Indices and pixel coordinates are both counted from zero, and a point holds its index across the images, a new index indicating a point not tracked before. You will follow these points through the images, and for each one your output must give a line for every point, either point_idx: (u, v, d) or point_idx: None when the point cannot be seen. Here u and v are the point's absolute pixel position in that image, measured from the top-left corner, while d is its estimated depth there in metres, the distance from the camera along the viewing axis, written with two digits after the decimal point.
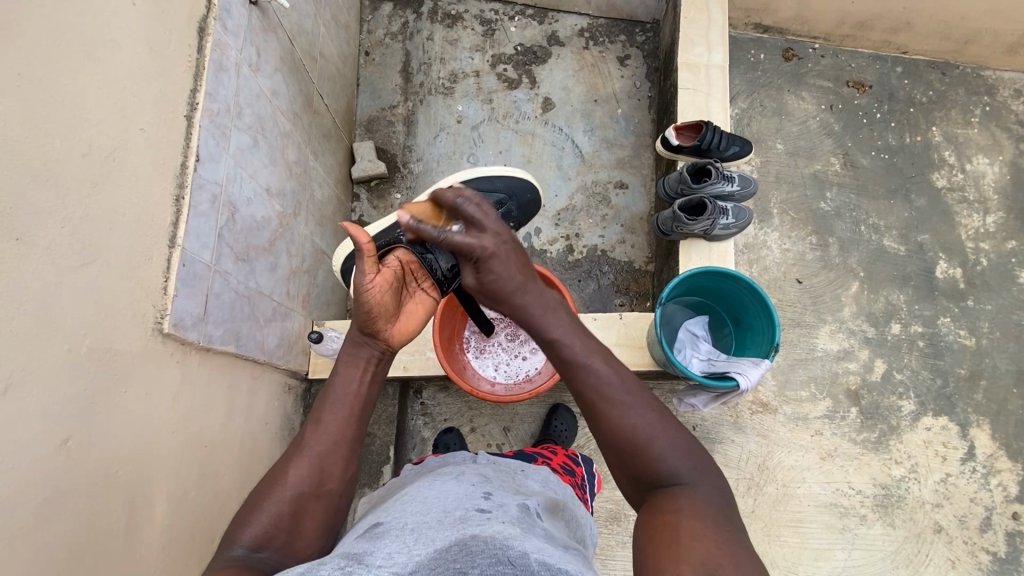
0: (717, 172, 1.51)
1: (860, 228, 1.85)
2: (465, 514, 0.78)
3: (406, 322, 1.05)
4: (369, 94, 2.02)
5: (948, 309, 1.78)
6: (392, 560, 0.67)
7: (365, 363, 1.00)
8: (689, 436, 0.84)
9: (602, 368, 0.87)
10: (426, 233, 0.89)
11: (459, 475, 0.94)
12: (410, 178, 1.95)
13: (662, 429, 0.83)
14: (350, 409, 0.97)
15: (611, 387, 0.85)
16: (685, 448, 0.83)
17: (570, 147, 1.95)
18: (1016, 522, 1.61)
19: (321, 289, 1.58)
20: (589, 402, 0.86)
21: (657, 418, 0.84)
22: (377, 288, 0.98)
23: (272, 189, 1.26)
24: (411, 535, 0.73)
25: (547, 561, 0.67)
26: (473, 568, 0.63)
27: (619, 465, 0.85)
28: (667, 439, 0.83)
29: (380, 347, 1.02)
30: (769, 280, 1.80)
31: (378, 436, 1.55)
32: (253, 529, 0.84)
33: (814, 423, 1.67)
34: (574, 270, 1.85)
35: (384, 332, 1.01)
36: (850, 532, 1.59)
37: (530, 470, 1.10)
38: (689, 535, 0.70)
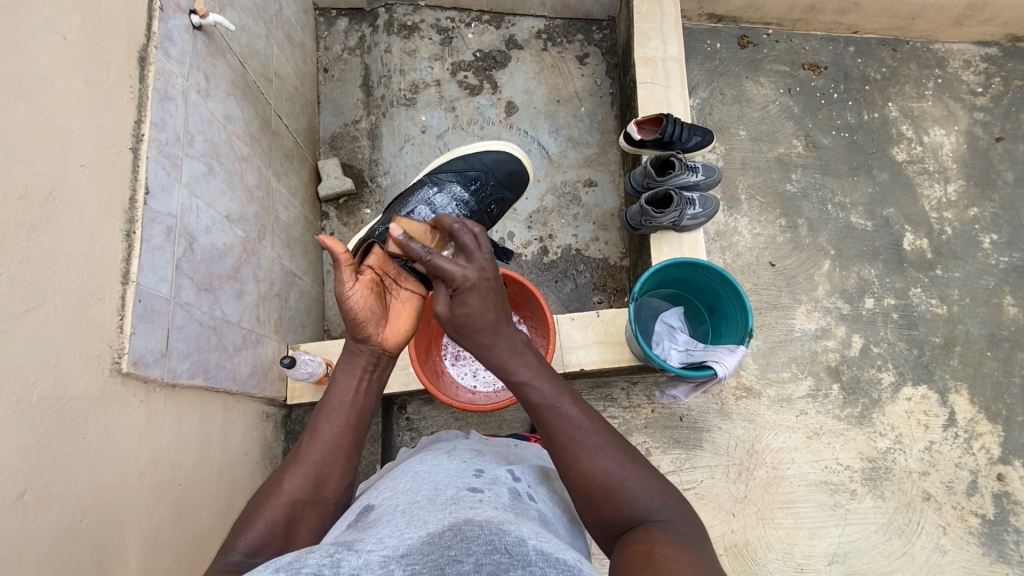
0: (681, 163, 1.51)
1: (827, 207, 1.88)
2: (456, 494, 0.78)
3: (395, 326, 1.04)
4: (331, 111, 2.01)
5: (918, 279, 1.81)
6: (383, 544, 0.66)
7: (363, 369, 1.00)
8: (655, 472, 0.86)
9: (572, 412, 0.88)
10: (414, 251, 0.88)
11: (450, 451, 0.97)
12: (379, 192, 1.93)
13: (631, 469, 0.85)
14: (346, 416, 0.98)
15: (579, 431, 0.87)
16: (653, 482, 0.85)
17: (537, 149, 1.95)
18: (1001, 483, 1.63)
19: (294, 311, 1.56)
20: (560, 446, 0.87)
21: (623, 459, 0.86)
22: (360, 295, 0.99)
23: (232, 215, 1.24)
24: (402, 518, 0.73)
25: (546, 548, 0.64)
26: (468, 555, 0.61)
27: (590, 509, 0.85)
28: (636, 480, 0.84)
29: (377, 353, 1.02)
30: (743, 266, 1.81)
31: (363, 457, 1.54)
32: (251, 536, 0.85)
33: (798, 403, 1.68)
34: (550, 271, 1.85)
35: (375, 337, 1.01)
36: (842, 508, 1.60)
37: (524, 445, 1.16)
38: (665, 560, 0.70)
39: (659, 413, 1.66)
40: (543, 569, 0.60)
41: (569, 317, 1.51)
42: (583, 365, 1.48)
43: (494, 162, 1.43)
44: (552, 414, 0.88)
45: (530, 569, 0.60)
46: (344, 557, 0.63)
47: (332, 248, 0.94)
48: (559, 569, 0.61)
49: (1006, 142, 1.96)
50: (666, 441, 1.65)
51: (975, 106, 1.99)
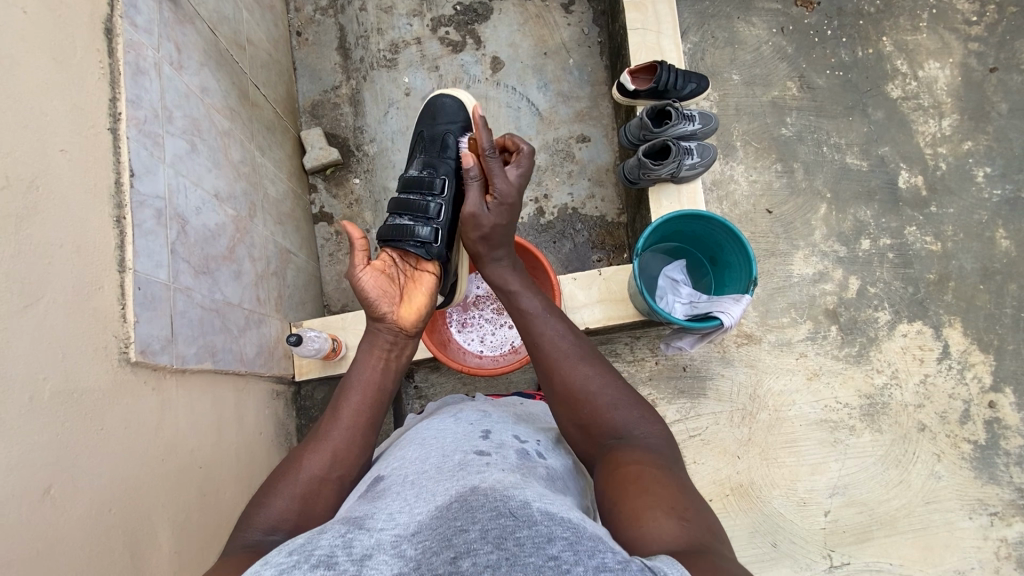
0: (677, 112, 1.46)
1: (823, 148, 1.86)
2: (464, 459, 0.79)
3: (410, 304, 1.13)
4: (309, 77, 1.92)
5: (912, 218, 1.82)
6: (394, 522, 0.66)
7: (380, 350, 1.08)
8: (634, 395, 0.95)
9: (557, 329, 1.05)
10: (483, 142, 1.10)
11: (456, 414, 0.98)
12: (367, 160, 1.87)
13: (612, 387, 0.96)
14: (363, 396, 1.02)
15: (564, 352, 1.01)
16: (630, 403, 0.94)
17: (527, 106, 1.89)
18: (992, 410, 1.69)
19: (293, 288, 1.53)
20: (549, 364, 1.01)
21: (608, 379, 0.97)
22: (370, 277, 1.11)
23: (221, 193, 1.20)
24: (412, 491, 0.74)
25: (550, 510, 0.63)
26: (473, 523, 0.60)
27: (575, 420, 0.94)
28: (613, 394, 0.95)
29: (393, 330, 1.10)
30: (740, 214, 1.81)
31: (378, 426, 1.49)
32: (269, 511, 0.85)
33: (798, 346, 1.72)
34: (548, 233, 1.82)
35: (390, 313, 1.10)
36: (841, 444, 1.66)
37: (528, 403, 1.17)
38: (650, 481, 0.76)
39: (663, 365, 1.70)
40: (548, 528, 0.59)
41: (572, 277, 1.51)
42: (587, 325, 1.49)
43: (437, 142, 1.30)
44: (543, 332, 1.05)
45: (535, 529, 0.59)
46: (356, 536, 0.63)
47: (350, 235, 1.10)
48: (562, 526, 0.60)
49: (1000, 72, 1.93)
50: (671, 392, 1.69)
51: (970, 36, 1.95)
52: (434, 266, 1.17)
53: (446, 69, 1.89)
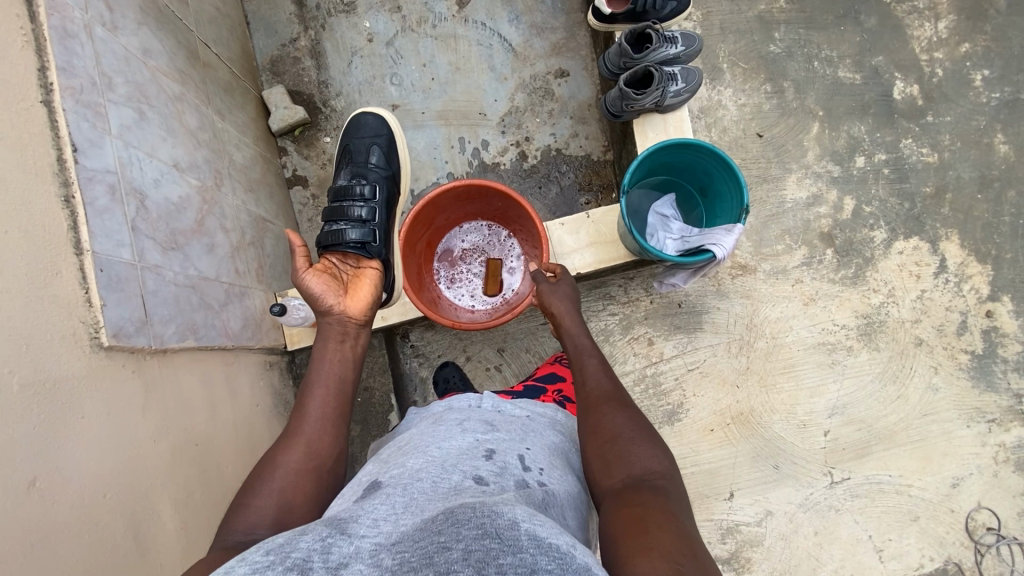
0: (658, 35, 1.37)
1: (813, 63, 1.77)
2: (459, 485, 0.78)
3: (357, 295, 1.17)
4: (264, 31, 1.80)
5: (908, 130, 1.75)
6: (377, 530, 0.67)
7: (335, 339, 1.11)
8: (655, 439, 0.96)
9: (597, 371, 1.13)
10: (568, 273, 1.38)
11: (462, 424, 0.95)
12: (336, 117, 1.77)
13: (636, 428, 0.97)
14: (326, 388, 1.04)
15: (607, 388, 1.08)
16: (651, 443, 0.95)
17: (499, 43, 1.77)
18: (990, 319, 1.68)
19: (274, 257, 1.49)
20: (587, 401, 1.07)
21: (631, 423, 0.98)
22: (315, 280, 1.14)
23: (181, 164, 1.14)
24: (401, 501, 0.74)
25: (538, 533, 0.62)
26: (457, 541, 0.59)
27: (595, 447, 0.96)
28: (636, 433, 0.96)
29: (343, 322, 1.13)
30: (730, 141, 1.74)
31: (376, 388, 1.49)
32: (249, 512, 0.85)
33: (793, 273, 1.69)
34: (532, 178, 1.75)
35: (336, 305, 1.12)
36: (839, 365, 1.67)
37: (536, 411, 1.09)
38: (654, 526, 0.76)
39: (658, 303, 1.69)
40: (534, 557, 0.58)
41: (559, 223, 1.46)
42: (577, 270, 1.45)
43: (362, 153, 1.31)
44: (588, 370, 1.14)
45: (520, 556, 0.58)
46: (336, 542, 0.64)
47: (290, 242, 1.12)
48: (549, 555, 0.59)
49: None
50: (668, 329, 1.68)
51: None
52: (377, 261, 1.21)
53: (409, 9, 1.76)
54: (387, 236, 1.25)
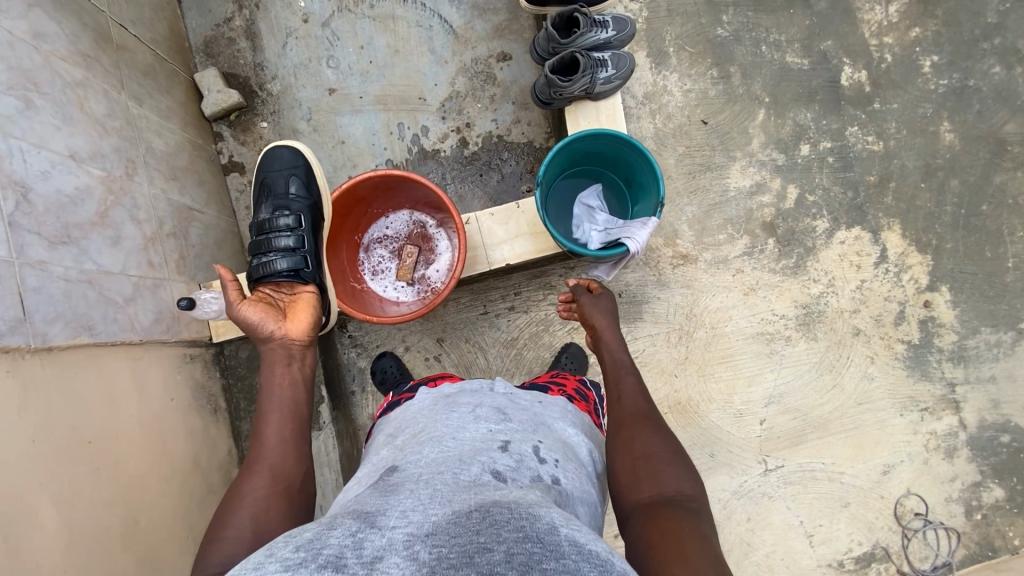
0: (586, 19, 1.34)
1: (761, 48, 1.73)
2: (479, 476, 0.76)
3: (296, 320, 1.13)
4: (197, 11, 1.73)
5: (855, 117, 1.73)
6: (406, 520, 0.64)
7: (280, 364, 1.08)
8: (688, 462, 0.95)
9: (633, 388, 1.13)
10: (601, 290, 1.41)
11: (475, 412, 0.92)
12: (272, 101, 1.72)
13: (670, 449, 0.97)
14: (280, 412, 1.02)
15: (642, 404, 1.08)
16: (686, 467, 0.94)
17: (439, 24, 1.72)
18: (928, 309, 1.69)
19: (200, 248, 1.45)
20: (620, 417, 1.06)
21: (667, 443, 0.98)
22: (252, 309, 1.10)
23: (80, 153, 1.10)
24: (425, 491, 0.71)
25: (576, 539, 0.61)
26: (497, 543, 0.58)
27: (626, 461, 0.95)
28: (670, 452, 0.96)
29: (286, 346, 1.10)
30: (674, 128, 1.70)
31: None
32: (223, 541, 0.83)
33: (734, 262, 1.68)
34: (473, 165, 1.72)
35: (275, 331, 1.09)
36: (777, 355, 1.67)
37: (547, 400, 1.07)
38: (688, 546, 0.76)
39: None
40: (577, 563, 0.57)
41: (489, 213, 1.44)
42: (507, 261, 1.43)
43: (280, 185, 1.23)
44: (624, 387, 1.13)
45: (563, 560, 0.57)
46: (367, 535, 0.61)
47: (222, 277, 1.11)
48: (590, 562, 0.58)
49: None
50: None
51: None
52: (313, 285, 1.18)
53: None
54: (319, 261, 1.21)
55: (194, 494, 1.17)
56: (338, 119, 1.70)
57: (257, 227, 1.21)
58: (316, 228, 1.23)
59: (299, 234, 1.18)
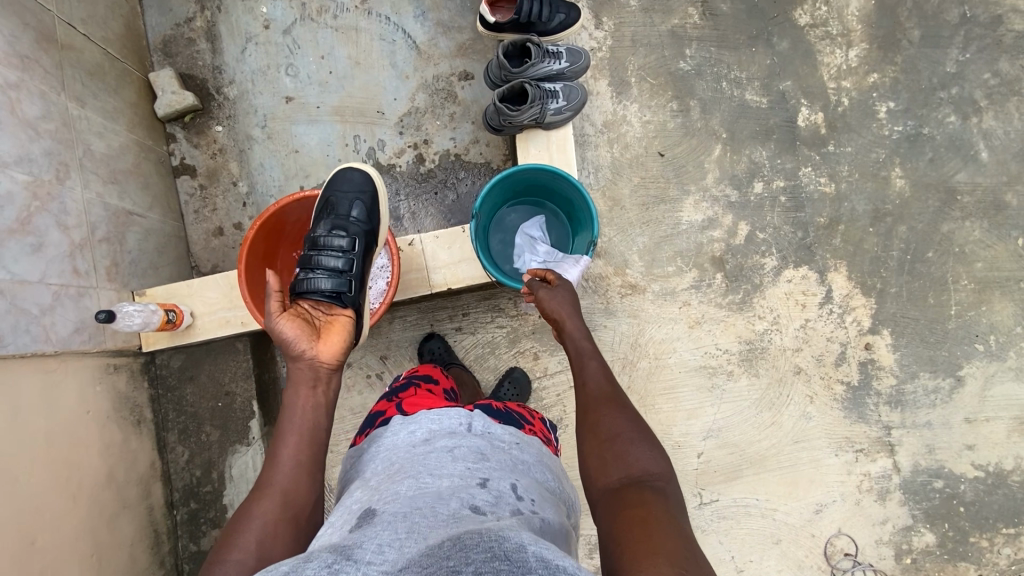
0: (538, 50, 1.34)
1: (721, 83, 1.75)
2: (457, 512, 0.76)
3: (333, 341, 1.06)
4: (156, 8, 1.70)
5: (809, 158, 1.75)
6: (382, 558, 0.65)
7: (307, 385, 1.00)
8: (658, 444, 0.89)
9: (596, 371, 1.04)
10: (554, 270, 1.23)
11: (452, 451, 0.89)
12: (228, 105, 1.70)
13: (637, 432, 0.90)
14: (301, 435, 0.97)
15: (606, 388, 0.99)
16: (655, 447, 0.88)
17: (402, 39, 1.71)
18: (868, 352, 1.71)
19: (137, 254, 1.42)
20: (585, 404, 0.98)
21: (634, 426, 0.91)
22: (288, 324, 1.05)
23: (3, 157, 1.07)
24: (402, 527, 0.70)
25: (546, 554, 0.61)
26: (466, 564, 0.58)
27: (594, 454, 0.89)
28: (637, 435, 0.89)
29: (316, 367, 1.02)
30: (631, 158, 1.71)
31: (237, 394, 1.43)
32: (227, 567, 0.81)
33: (682, 295, 1.69)
34: (428, 182, 1.70)
35: (309, 350, 1.02)
36: (718, 389, 1.69)
37: (524, 440, 1.00)
38: (658, 533, 0.71)
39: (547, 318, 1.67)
40: None
41: (434, 235, 1.43)
42: (448, 285, 1.43)
43: (343, 205, 1.21)
44: (587, 372, 1.04)
45: None
46: (341, 568, 0.62)
47: (269, 284, 1.05)
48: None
49: None
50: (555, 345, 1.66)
51: None
52: (351, 310, 1.14)
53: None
54: (362, 286, 1.18)
55: (100, 510, 1.16)
56: (293, 128, 1.69)
57: (310, 243, 1.17)
58: (366, 254, 1.20)
59: (349, 258, 1.15)
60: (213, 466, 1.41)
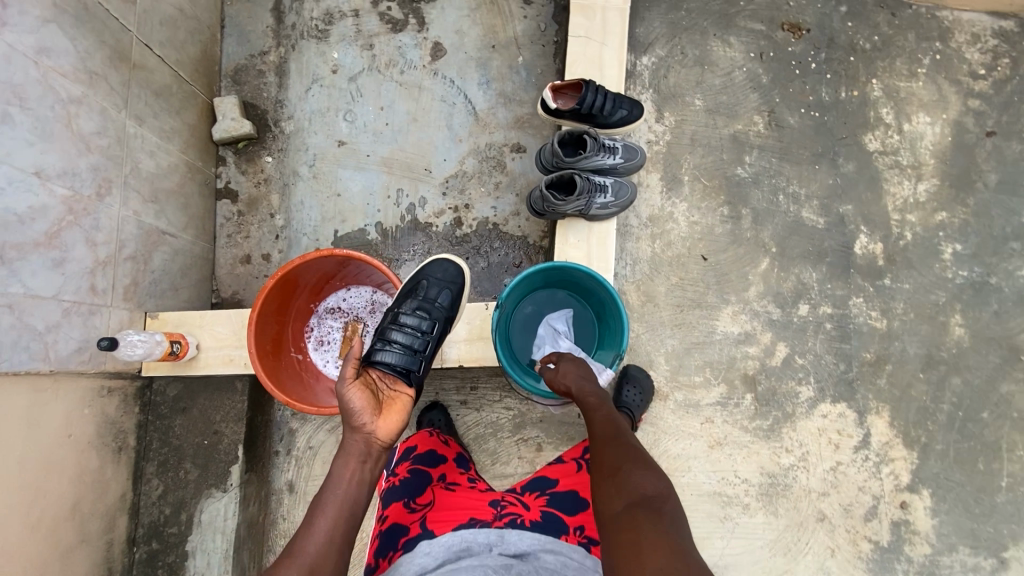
0: (594, 143, 1.31)
1: (778, 196, 1.68)
2: None
3: (393, 418, 1.03)
4: (236, 38, 1.76)
5: (862, 288, 1.65)
6: None
7: (359, 457, 0.96)
8: (660, 469, 0.93)
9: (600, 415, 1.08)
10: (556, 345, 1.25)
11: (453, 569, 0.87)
12: (282, 139, 1.72)
13: (636, 460, 0.95)
14: (340, 507, 0.91)
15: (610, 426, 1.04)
16: (655, 473, 0.92)
17: (462, 102, 1.71)
18: (903, 511, 1.55)
19: (160, 274, 1.41)
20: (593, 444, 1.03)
21: (635, 458, 0.95)
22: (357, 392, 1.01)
23: (46, 170, 1.08)
24: None
25: None
26: None
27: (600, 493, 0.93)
28: (637, 465, 0.93)
29: (373, 443, 0.99)
30: (672, 257, 1.63)
31: (224, 435, 1.37)
32: None
33: (705, 410, 1.58)
34: (461, 246, 1.66)
35: (371, 425, 0.98)
36: (730, 521, 1.54)
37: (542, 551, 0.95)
38: (650, 554, 0.75)
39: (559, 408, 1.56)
40: None
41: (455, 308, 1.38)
42: (460, 361, 1.36)
43: (430, 291, 1.25)
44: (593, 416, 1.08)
45: None
46: None
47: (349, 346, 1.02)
48: None
49: (997, 138, 1.71)
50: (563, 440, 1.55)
51: (971, 92, 1.74)
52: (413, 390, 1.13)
53: (381, 49, 1.72)
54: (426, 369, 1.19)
55: (59, 544, 1.10)
56: (340, 171, 1.69)
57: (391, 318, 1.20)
58: (439, 341, 1.23)
59: (427, 342, 1.18)
60: (183, 506, 1.34)
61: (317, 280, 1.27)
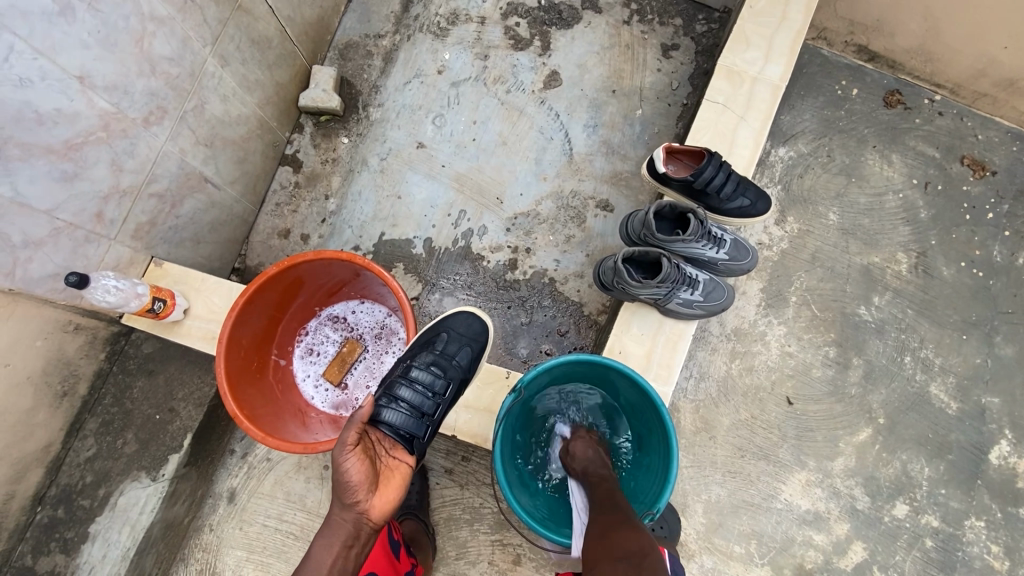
0: (699, 228, 1.07)
1: (903, 357, 1.33)
2: None
3: (389, 492, 0.83)
4: (358, 14, 1.67)
5: (986, 510, 1.25)
6: None
7: (344, 542, 0.76)
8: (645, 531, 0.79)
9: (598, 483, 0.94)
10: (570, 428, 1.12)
11: None
12: (365, 124, 1.59)
13: (619, 521, 0.81)
14: None
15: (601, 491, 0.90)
16: (639, 535, 0.78)
17: (560, 140, 1.53)
18: None
19: (185, 222, 1.29)
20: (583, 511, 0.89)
21: (619, 518, 0.82)
22: (357, 463, 0.79)
23: (92, 78, 0.99)
24: None
25: None
26: None
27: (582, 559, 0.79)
28: (619, 527, 0.80)
29: (363, 526, 0.79)
30: (748, 387, 1.32)
31: (178, 416, 1.22)
32: None
33: None
34: (507, 292, 1.44)
35: (366, 505, 0.78)
36: None
37: None
38: None
39: None
40: None
41: None
42: (456, 432, 1.13)
43: (451, 344, 1.07)
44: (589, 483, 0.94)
45: None
46: None
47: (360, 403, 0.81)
48: None
49: None
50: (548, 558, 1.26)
51: None
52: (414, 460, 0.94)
53: (495, 62, 1.58)
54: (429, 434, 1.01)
55: None
56: (408, 174, 1.54)
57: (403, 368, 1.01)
58: (449, 402, 1.05)
59: (438, 405, 1.00)
60: (106, 479, 1.17)
61: (325, 285, 1.16)
